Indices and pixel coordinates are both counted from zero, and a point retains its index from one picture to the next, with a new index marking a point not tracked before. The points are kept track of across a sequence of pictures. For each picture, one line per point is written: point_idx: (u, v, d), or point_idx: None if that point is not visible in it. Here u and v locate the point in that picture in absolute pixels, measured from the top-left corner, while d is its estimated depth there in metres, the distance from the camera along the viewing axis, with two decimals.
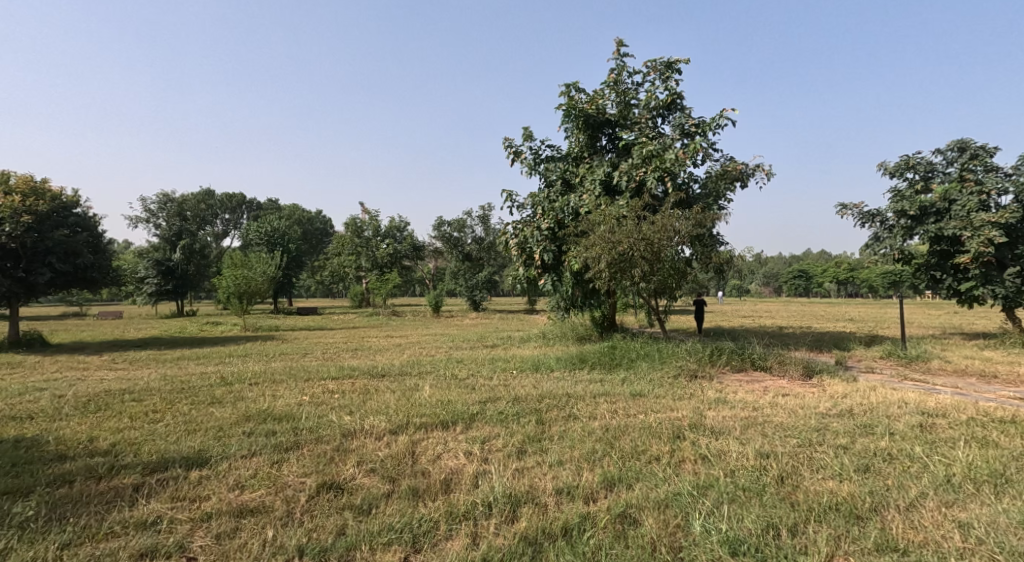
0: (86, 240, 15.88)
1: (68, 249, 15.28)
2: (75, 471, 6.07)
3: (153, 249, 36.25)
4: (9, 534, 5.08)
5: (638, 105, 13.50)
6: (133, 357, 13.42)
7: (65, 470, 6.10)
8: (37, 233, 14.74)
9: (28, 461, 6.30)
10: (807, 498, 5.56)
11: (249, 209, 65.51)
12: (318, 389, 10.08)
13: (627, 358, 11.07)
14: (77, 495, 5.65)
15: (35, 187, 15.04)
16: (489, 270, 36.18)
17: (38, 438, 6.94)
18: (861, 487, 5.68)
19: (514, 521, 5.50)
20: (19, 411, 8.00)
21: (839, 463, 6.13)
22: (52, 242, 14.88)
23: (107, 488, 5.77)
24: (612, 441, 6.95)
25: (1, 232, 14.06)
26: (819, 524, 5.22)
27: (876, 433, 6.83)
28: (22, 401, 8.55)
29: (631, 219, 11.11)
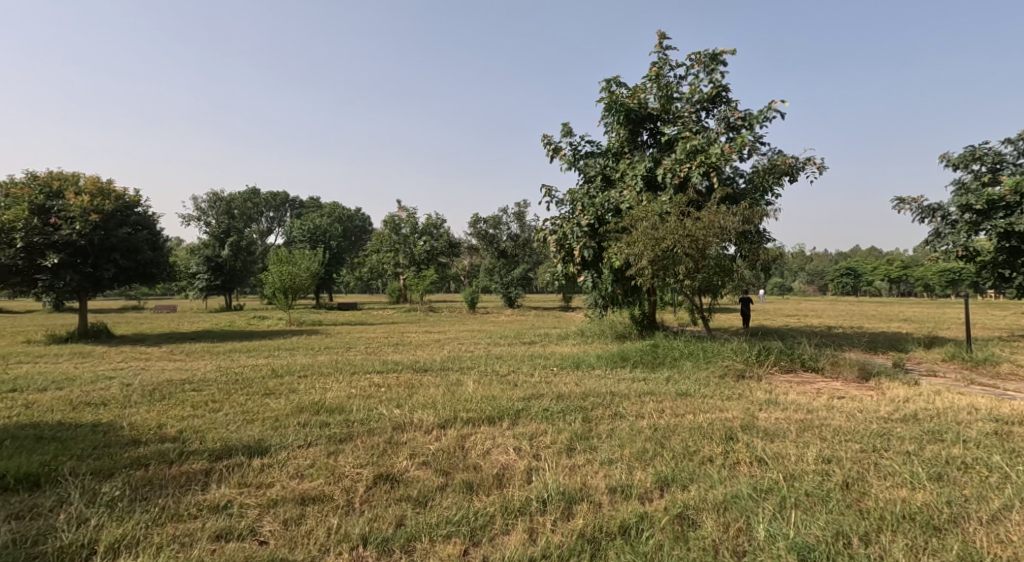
0: (147, 238, 16.45)
1: (131, 247, 15.87)
2: (149, 456, 6.28)
3: (204, 246, 37.28)
4: (97, 512, 5.29)
5: (681, 99, 13.29)
6: (189, 349, 13.82)
7: (140, 454, 6.32)
8: (103, 231, 15.26)
9: (107, 445, 6.55)
10: (878, 506, 5.41)
11: (293, 207, 67.06)
12: (363, 383, 10.22)
13: (672, 357, 10.93)
14: (152, 477, 5.85)
15: (102, 187, 15.57)
16: (525, 267, 36.09)
17: (113, 424, 7.21)
18: (937, 497, 5.50)
19: (571, 518, 5.49)
20: (92, 398, 8.33)
21: (909, 470, 5.94)
22: (116, 240, 15.44)
23: (179, 472, 5.96)
24: (662, 441, 6.88)
25: (70, 231, 14.66)
26: (894, 534, 5.08)
27: (946, 441, 6.60)
28: (93, 388, 8.89)
29: (675, 215, 10.95)
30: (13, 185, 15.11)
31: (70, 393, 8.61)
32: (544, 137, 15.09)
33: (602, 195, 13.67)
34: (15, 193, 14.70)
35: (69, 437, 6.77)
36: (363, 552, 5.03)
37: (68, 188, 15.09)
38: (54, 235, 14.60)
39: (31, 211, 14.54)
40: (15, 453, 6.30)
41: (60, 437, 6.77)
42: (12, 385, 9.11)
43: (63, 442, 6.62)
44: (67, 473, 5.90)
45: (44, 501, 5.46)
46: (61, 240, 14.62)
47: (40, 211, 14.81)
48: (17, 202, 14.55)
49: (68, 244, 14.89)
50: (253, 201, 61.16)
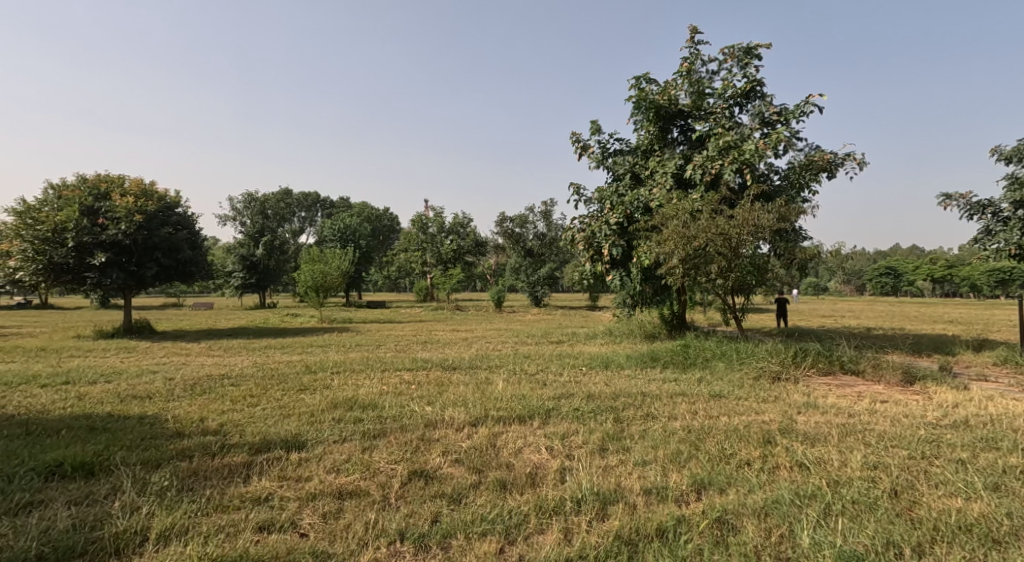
0: (187, 238, 16.82)
1: (172, 246, 16.25)
2: (192, 448, 6.44)
3: (239, 245, 37.99)
4: (148, 500, 5.44)
5: (713, 95, 13.11)
6: (226, 345, 14.12)
7: (184, 446, 6.48)
8: (147, 231, 15.64)
9: (153, 436, 6.74)
10: (930, 516, 5.32)
11: (324, 207, 68.11)
12: (394, 381, 10.31)
13: (703, 358, 10.83)
14: (197, 468, 6.00)
15: (145, 188, 15.99)
16: (552, 266, 36.04)
17: (158, 416, 7.41)
18: (994, 508, 5.37)
19: (606, 518, 5.50)
20: (137, 391, 8.57)
21: (962, 479, 5.82)
22: (158, 240, 15.81)
23: (222, 464, 6.10)
24: (697, 443, 6.83)
25: (115, 230, 15.06)
26: (949, 545, 5.01)
27: (1002, 449, 6.45)
28: (138, 382, 9.14)
29: (707, 212, 10.84)
30: (64, 186, 15.62)
31: (117, 386, 8.87)
32: (572, 135, 15.10)
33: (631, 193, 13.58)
34: (66, 194, 15.19)
35: (117, 428, 6.98)
36: (400, 548, 5.10)
37: (115, 189, 15.54)
38: (102, 235, 15.06)
39: (80, 212, 15.02)
40: (68, 443, 6.53)
41: (110, 427, 6.99)
42: (62, 377, 9.42)
43: (113, 433, 6.83)
44: (117, 463, 6.09)
45: (98, 489, 5.64)
46: (108, 240, 15.06)
47: (89, 212, 15.30)
48: (68, 203, 15.05)
49: (114, 243, 15.31)
50: (285, 200, 62.11)
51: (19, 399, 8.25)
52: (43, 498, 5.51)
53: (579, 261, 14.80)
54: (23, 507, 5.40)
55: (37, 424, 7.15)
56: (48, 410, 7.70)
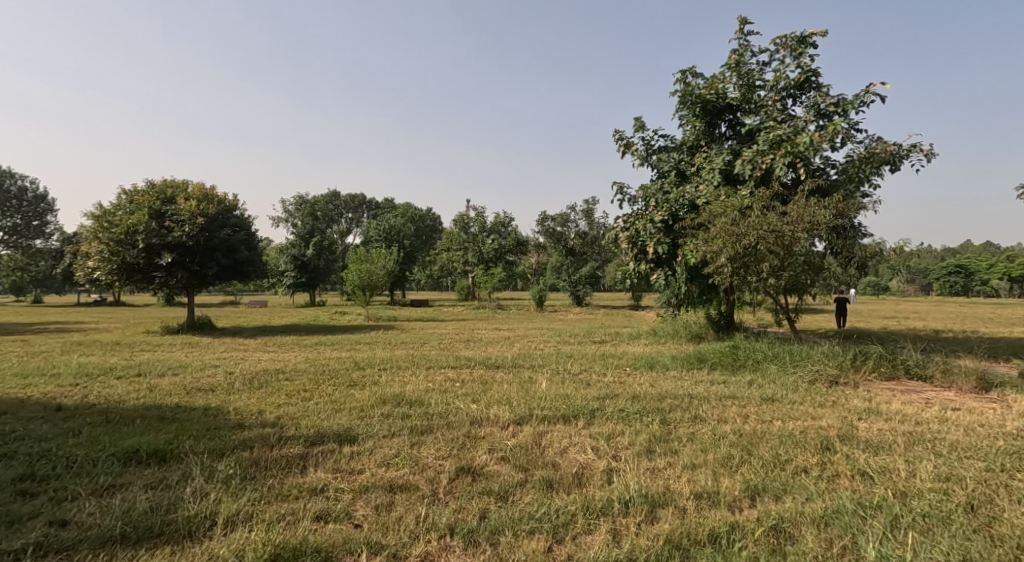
0: (246, 239, 17.21)
1: (231, 247, 16.65)
2: (252, 438, 6.57)
3: (291, 245, 38.70)
4: (215, 487, 5.57)
5: (764, 87, 12.72)
6: (280, 341, 14.42)
7: (245, 436, 6.62)
8: (208, 233, 16.09)
9: (217, 427, 6.90)
10: (1010, 533, 5.05)
11: (370, 208, 69.23)
12: (440, 378, 10.32)
13: (753, 360, 10.54)
14: (258, 458, 6.11)
15: (207, 193, 16.46)
16: (594, 265, 35.72)
17: (221, 408, 7.60)
18: None
19: (656, 522, 5.38)
20: (200, 383, 8.81)
21: None
22: (219, 241, 16.23)
23: (279, 456, 6.19)
24: (750, 448, 6.63)
25: (179, 232, 15.55)
26: None
27: None
28: (200, 375, 9.40)
29: (758, 209, 10.54)
30: (135, 192, 16.14)
31: (183, 378, 9.14)
32: (616, 131, 14.94)
33: (677, 191, 13.32)
34: (136, 199, 15.75)
35: (184, 419, 7.18)
36: (450, 543, 5.07)
37: (180, 194, 16.04)
38: (168, 236, 15.57)
39: (149, 216, 15.56)
40: (141, 431, 6.75)
41: (179, 417, 7.20)
42: (133, 369, 9.78)
43: (182, 423, 7.03)
44: (187, 451, 6.26)
45: (171, 475, 5.80)
46: (174, 241, 15.56)
47: (157, 216, 15.83)
48: (138, 207, 15.61)
49: (179, 245, 15.79)
50: (332, 201, 63.27)
51: (96, 389, 8.59)
52: (121, 482, 5.71)
53: (623, 260, 14.60)
54: (104, 489, 5.60)
55: (114, 412, 7.44)
56: (123, 399, 7.99)
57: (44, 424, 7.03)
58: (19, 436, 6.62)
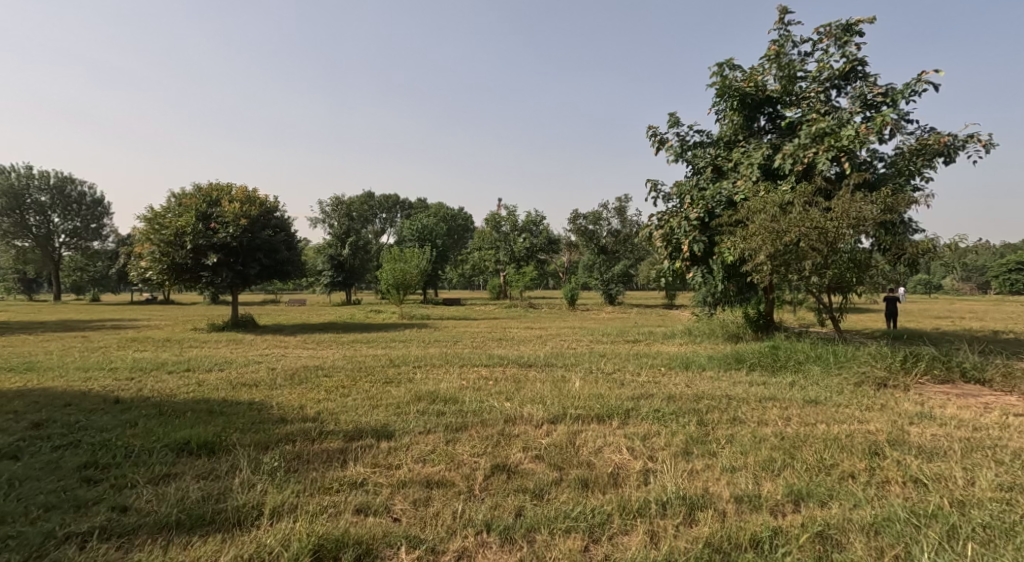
0: (287, 240, 17.39)
1: (272, 248, 16.83)
2: (294, 433, 6.65)
3: (327, 246, 39.37)
4: (262, 478, 5.66)
5: (806, 78, 12.36)
6: (317, 338, 14.53)
7: (288, 430, 6.69)
8: (251, 234, 16.30)
9: (262, 421, 7.00)
10: None
11: (403, 208, 69.68)
12: (473, 376, 10.24)
13: (795, 360, 10.24)
14: (301, 452, 6.18)
15: (250, 195, 16.70)
16: (627, 263, 35.28)
17: (265, 402, 7.70)
18: None
19: (693, 524, 5.26)
20: (244, 378, 8.93)
21: None
22: (261, 242, 16.43)
23: (320, 450, 6.24)
24: (792, 452, 6.39)
25: (223, 234, 15.79)
26: None
27: None
28: (244, 370, 9.53)
29: (799, 205, 10.24)
30: (183, 195, 16.46)
31: (229, 373, 9.28)
32: (650, 128, 14.68)
33: (713, 187, 13.03)
34: (184, 202, 16.06)
35: (230, 412, 7.28)
36: (487, 539, 5.06)
37: (225, 197, 16.31)
38: (214, 237, 15.83)
39: (196, 218, 15.83)
40: (191, 423, 6.89)
41: (227, 411, 7.32)
42: (183, 364, 9.95)
43: (229, 416, 7.15)
44: (234, 443, 6.36)
45: (221, 465, 5.92)
46: (220, 242, 15.81)
47: (204, 218, 16.09)
48: (186, 209, 15.91)
49: (223, 246, 16.02)
50: (367, 202, 63.85)
51: (150, 382, 8.75)
52: (175, 471, 5.83)
53: (657, 258, 14.36)
54: (160, 478, 5.73)
55: (167, 405, 7.60)
56: (175, 393, 8.17)
57: (104, 415, 7.23)
58: (80, 427, 6.81)
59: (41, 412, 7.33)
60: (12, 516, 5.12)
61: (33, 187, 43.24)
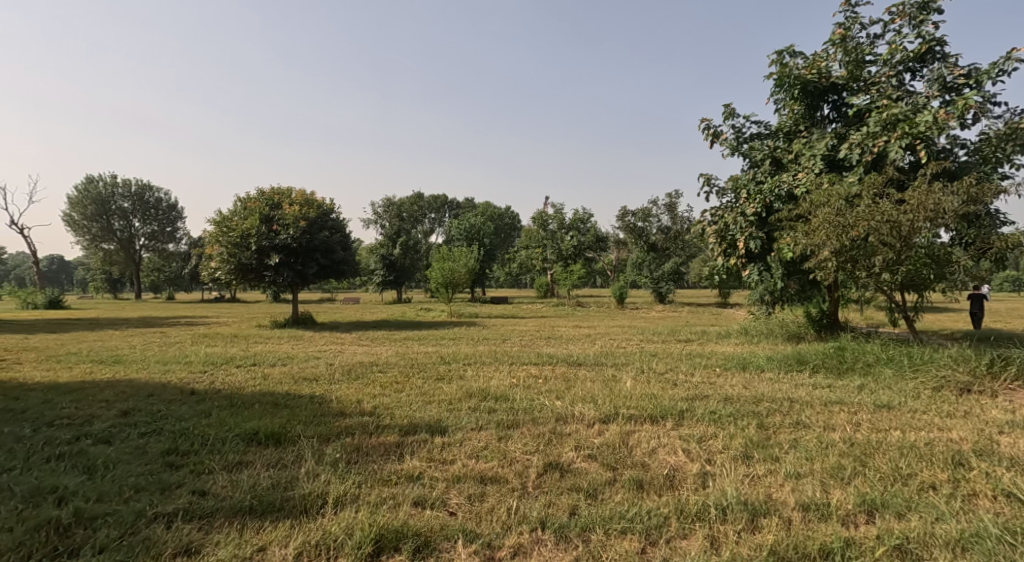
0: (344, 242, 17.58)
1: (329, 249, 17.04)
2: (353, 426, 6.61)
3: (379, 246, 39.49)
4: (325, 469, 5.63)
5: (876, 62, 11.72)
6: (370, 336, 14.62)
7: (346, 424, 6.67)
8: (309, 235, 16.55)
9: (322, 414, 7.00)
10: None
11: (452, 208, 70.18)
12: (523, 375, 10.07)
13: (863, 363, 9.72)
14: (360, 444, 6.14)
15: (308, 197, 16.96)
16: (677, 260, 34.48)
17: (324, 396, 7.72)
18: None
19: (757, 531, 5.01)
20: (303, 373, 8.99)
21: None
22: (319, 243, 16.67)
23: (378, 443, 6.19)
24: (863, 459, 6.01)
25: (284, 235, 16.09)
26: None
27: None
28: (304, 365, 9.62)
29: (868, 197, 9.70)
30: (248, 199, 16.86)
31: (290, 368, 9.37)
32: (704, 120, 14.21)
33: (771, 181, 12.50)
34: (248, 206, 16.47)
35: (293, 405, 7.31)
36: (541, 536, 4.93)
37: (286, 199, 16.63)
38: (276, 239, 16.16)
39: (260, 220, 16.20)
40: (259, 415, 6.93)
41: (290, 404, 7.37)
42: (249, 359, 10.11)
43: (292, 409, 7.18)
44: (298, 435, 6.37)
45: (287, 455, 5.92)
46: (281, 243, 16.12)
47: (266, 221, 16.45)
48: (250, 212, 16.31)
49: (283, 247, 16.32)
50: (416, 202, 64.55)
51: (220, 375, 8.92)
52: (247, 459, 5.85)
53: (711, 255, 13.87)
54: (234, 465, 5.76)
55: (237, 397, 7.70)
56: (244, 385, 8.27)
57: (182, 405, 7.36)
58: (161, 416, 6.94)
59: (127, 401, 7.52)
60: (105, 496, 5.21)
61: (118, 195, 44.96)
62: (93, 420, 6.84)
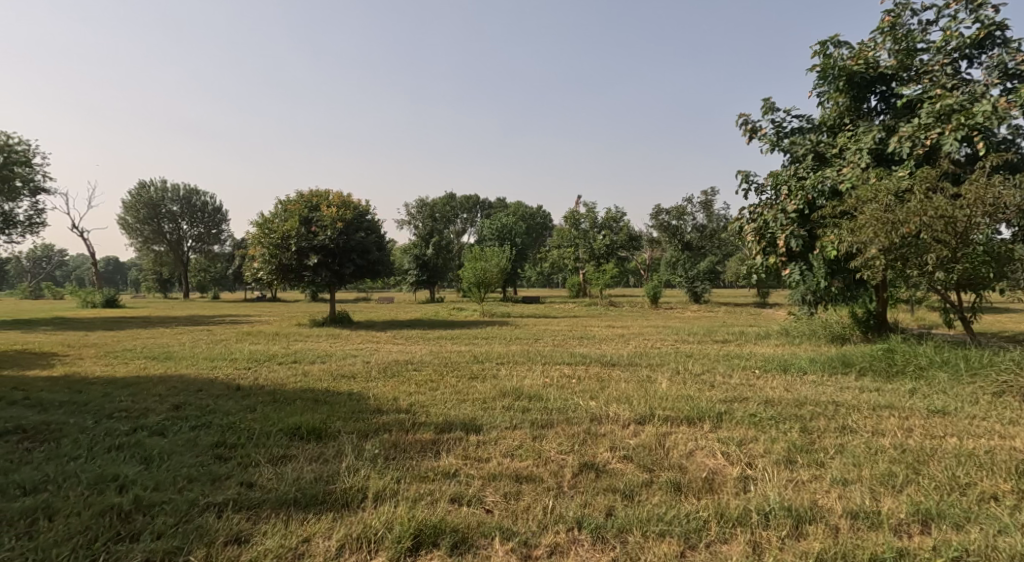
0: (379, 243, 17.68)
1: (365, 249, 17.12)
2: (390, 423, 6.55)
3: (413, 246, 39.85)
4: (365, 464, 5.58)
5: (928, 50, 11.26)
6: (404, 334, 14.64)
7: (383, 421, 6.61)
8: (346, 236, 16.66)
9: (360, 411, 6.97)
10: None
11: (483, 208, 70.36)
12: (556, 374, 9.94)
13: (915, 366, 9.33)
14: (397, 441, 6.07)
15: (345, 199, 17.08)
16: (713, 259, 33.80)
17: (361, 393, 7.69)
18: None
19: (803, 538, 4.81)
20: (339, 371, 9.00)
21: None
22: (355, 243, 16.78)
23: (414, 440, 6.12)
24: (916, 466, 5.73)
25: (322, 236, 16.23)
26: None
27: None
28: (341, 363, 9.63)
29: (921, 192, 9.30)
30: (287, 201, 17.07)
31: (327, 365, 9.39)
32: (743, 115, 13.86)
33: (813, 176, 12.09)
34: (288, 208, 16.68)
35: (332, 402, 7.29)
36: (578, 535, 4.80)
37: (324, 201, 16.78)
38: (314, 240, 16.31)
39: (299, 222, 16.38)
40: (301, 410, 6.93)
41: (329, 400, 7.36)
42: (291, 356, 10.17)
43: (331, 405, 7.16)
44: (339, 430, 6.34)
45: (328, 450, 5.88)
46: (319, 244, 16.27)
47: (305, 222, 16.63)
48: (290, 214, 16.51)
49: (321, 248, 16.46)
50: (448, 203, 64.84)
51: (263, 371, 8.98)
52: (292, 453, 5.83)
53: (749, 253, 13.47)
54: (279, 459, 5.74)
55: (279, 393, 7.72)
56: (286, 382, 8.29)
57: (229, 400, 7.41)
58: (210, 410, 6.99)
59: (179, 395, 7.60)
60: (162, 484, 5.24)
61: (168, 199, 46.03)
62: (149, 413, 6.92)
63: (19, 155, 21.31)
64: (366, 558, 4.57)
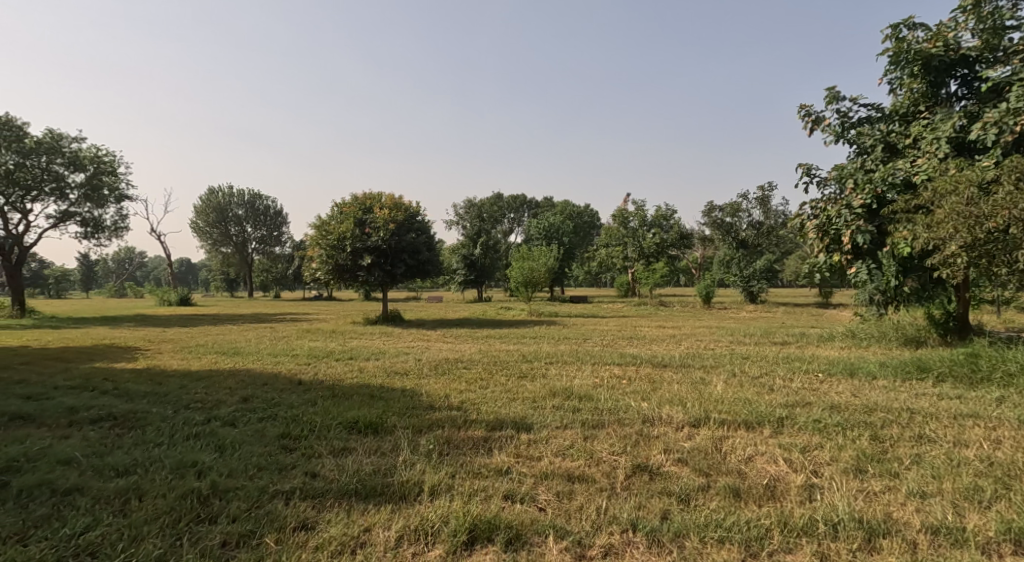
0: (430, 244, 17.69)
1: (416, 250, 17.14)
2: (442, 420, 6.41)
3: (462, 246, 39.95)
4: (421, 458, 5.45)
5: (1017, 28, 10.47)
6: (455, 333, 14.57)
7: (435, 418, 6.47)
8: (397, 237, 16.71)
9: (414, 407, 6.86)
10: None
11: (532, 207, 70.24)
12: (605, 374, 9.67)
13: (1003, 372, 8.67)
14: (450, 437, 5.93)
15: (397, 200, 17.16)
16: (769, 257, 32.72)
17: (415, 390, 7.59)
18: None
19: (877, 552, 4.46)
20: (390, 367, 8.94)
21: None
22: (407, 244, 16.82)
23: (466, 436, 5.96)
24: (1007, 480, 5.25)
25: (374, 237, 16.33)
26: None
27: None
28: (393, 360, 9.57)
29: (1009, 181, 8.64)
30: (342, 203, 17.26)
31: (379, 362, 9.35)
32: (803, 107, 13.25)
33: (883, 168, 11.41)
34: (343, 209, 16.84)
35: (386, 398, 7.22)
36: (634, 537, 4.56)
37: (376, 202, 16.89)
38: (367, 240, 16.41)
39: (353, 223, 16.51)
40: (358, 405, 6.87)
41: (384, 397, 7.28)
42: (346, 353, 10.18)
43: (385, 401, 7.08)
44: (395, 425, 6.24)
45: (385, 444, 5.78)
46: (372, 244, 16.36)
47: (359, 224, 16.75)
48: (345, 215, 16.66)
49: (373, 249, 16.56)
50: (496, 203, 64.97)
51: (320, 367, 9.00)
52: (351, 446, 5.75)
53: (810, 250, 12.78)
54: (340, 451, 5.67)
55: (337, 388, 7.68)
56: (344, 378, 8.27)
57: (290, 394, 7.42)
58: (276, 402, 7.01)
59: (246, 389, 7.65)
60: (235, 471, 5.22)
61: (235, 202, 47.49)
62: (221, 404, 6.99)
63: (108, 164, 22.11)
64: (423, 550, 4.43)
